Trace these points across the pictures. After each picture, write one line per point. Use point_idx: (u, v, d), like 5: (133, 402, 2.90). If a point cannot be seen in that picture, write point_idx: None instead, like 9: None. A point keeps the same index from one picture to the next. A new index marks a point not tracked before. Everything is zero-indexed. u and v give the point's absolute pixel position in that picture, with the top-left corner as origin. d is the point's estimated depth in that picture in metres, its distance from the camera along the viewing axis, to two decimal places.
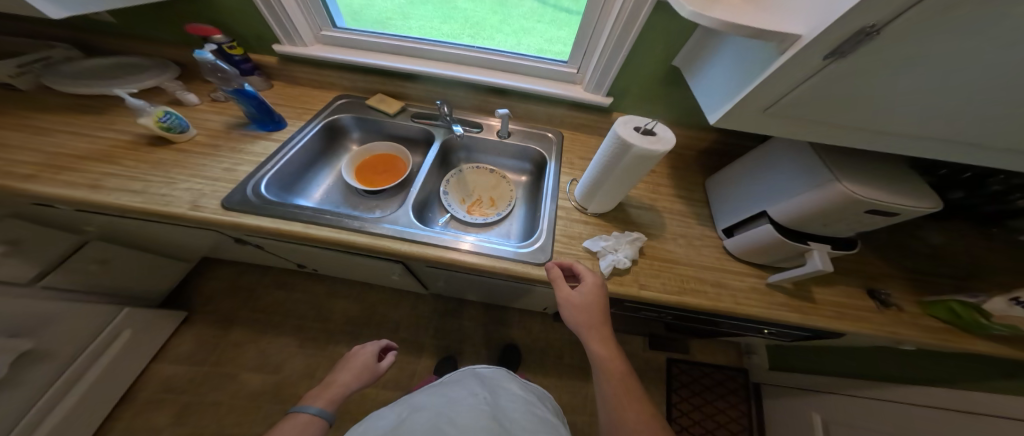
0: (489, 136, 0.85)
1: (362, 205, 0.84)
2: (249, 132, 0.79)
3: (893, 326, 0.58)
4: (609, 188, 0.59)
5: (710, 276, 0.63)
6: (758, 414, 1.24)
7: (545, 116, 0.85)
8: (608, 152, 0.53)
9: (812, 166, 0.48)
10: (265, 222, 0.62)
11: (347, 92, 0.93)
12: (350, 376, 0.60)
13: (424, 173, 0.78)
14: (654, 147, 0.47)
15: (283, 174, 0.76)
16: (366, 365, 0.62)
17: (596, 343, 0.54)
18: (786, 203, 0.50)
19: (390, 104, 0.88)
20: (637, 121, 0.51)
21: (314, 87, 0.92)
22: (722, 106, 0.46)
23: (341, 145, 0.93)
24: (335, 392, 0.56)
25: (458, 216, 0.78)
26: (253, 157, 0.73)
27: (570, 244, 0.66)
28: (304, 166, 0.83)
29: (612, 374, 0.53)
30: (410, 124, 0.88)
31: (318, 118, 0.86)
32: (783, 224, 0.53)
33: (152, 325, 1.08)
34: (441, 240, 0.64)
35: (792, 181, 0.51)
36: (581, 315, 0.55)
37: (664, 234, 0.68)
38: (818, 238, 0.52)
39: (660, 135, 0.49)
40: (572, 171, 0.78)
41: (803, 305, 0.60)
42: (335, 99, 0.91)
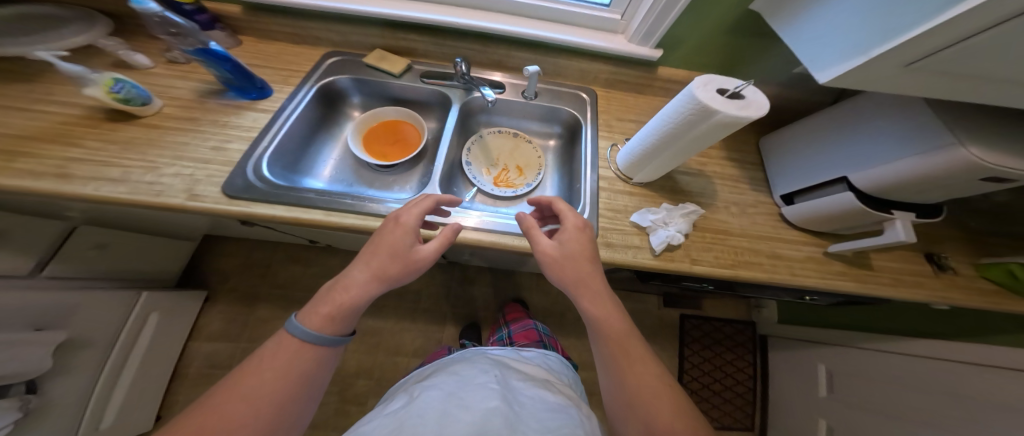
0: (512, 97, 0.73)
1: (377, 182, 0.74)
2: (229, 102, 0.66)
3: (948, 291, 0.57)
4: (669, 156, 0.53)
5: (764, 247, 0.60)
6: (763, 363, 1.32)
7: (577, 73, 0.74)
8: (680, 119, 0.46)
9: (912, 129, 0.43)
10: (279, 212, 0.55)
11: (337, 49, 0.78)
12: (364, 272, 0.45)
13: (445, 143, 0.68)
14: (744, 114, 0.40)
15: (282, 151, 0.66)
16: (394, 253, 0.47)
17: (587, 302, 0.48)
18: (874, 169, 0.46)
19: (395, 61, 0.75)
20: (726, 81, 0.44)
21: (298, 42, 0.77)
22: (842, 65, 0.39)
23: (340, 112, 0.81)
24: (347, 295, 0.44)
25: (486, 189, 0.71)
26: (244, 133, 0.63)
27: (616, 219, 0.60)
28: (306, 140, 0.73)
29: (615, 334, 0.47)
30: (419, 85, 0.75)
31: (310, 81, 0.73)
32: (866, 191, 0.49)
33: (178, 308, 1.06)
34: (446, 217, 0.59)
35: (891, 146, 0.45)
36: (566, 269, 0.49)
37: (715, 203, 0.64)
38: (902, 206, 0.49)
39: (750, 99, 0.42)
40: (612, 135, 0.70)
41: (860, 272, 0.58)
42: (324, 58, 0.76)
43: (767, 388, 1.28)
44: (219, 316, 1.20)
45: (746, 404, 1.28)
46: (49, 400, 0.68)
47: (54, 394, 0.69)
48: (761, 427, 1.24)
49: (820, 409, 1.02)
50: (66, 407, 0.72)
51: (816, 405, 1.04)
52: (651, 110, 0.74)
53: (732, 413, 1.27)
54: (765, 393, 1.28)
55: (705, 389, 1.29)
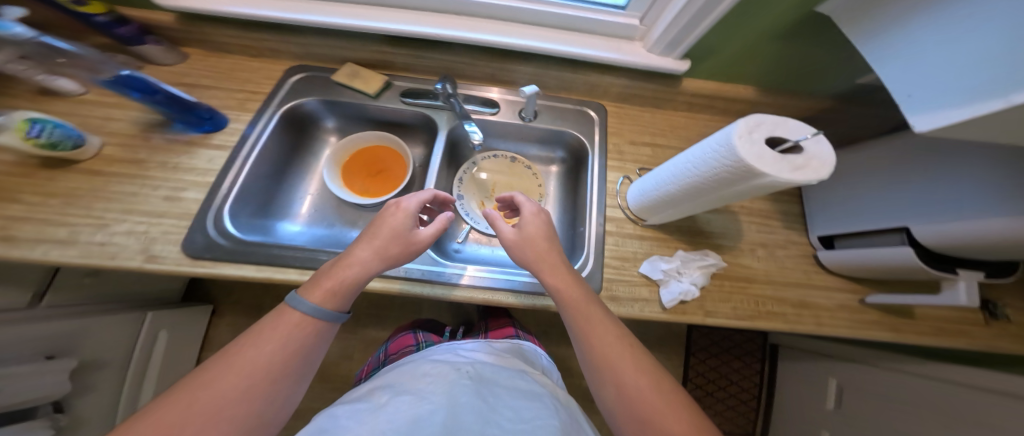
0: (508, 118, 0.64)
1: (360, 221, 0.67)
2: (178, 136, 0.59)
3: (1001, 344, 0.51)
4: (697, 202, 0.45)
5: (792, 295, 0.53)
6: (771, 373, 1.24)
7: (584, 87, 0.64)
8: (716, 172, 0.38)
9: (992, 182, 0.35)
10: (250, 273, 0.49)
11: (304, 62, 0.68)
12: (367, 249, 0.41)
13: (432, 176, 0.60)
14: (797, 177, 0.31)
15: (247, 196, 0.59)
16: (397, 232, 0.42)
17: (547, 275, 0.45)
18: (948, 226, 0.38)
19: (370, 78, 0.65)
20: (790, 129, 0.35)
21: (261, 57, 0.68)
22: (963, 112, 0.26)
23: (312, 138, 0.73)
24: (348, 272, 0.39)
25: (481, 228, 0.64)
26: (199, 177, 0.55)
27: (623, 267, 0.54)
28: (275, 175, 0.66)
29: (580, 303, 0.42)
30: (399, 107, 0.66)
31: (270, 107, 0.64)
32: (929, 247, 0.42)
33: (190, 323, 1.02)
34: (440, 275, 0.53)
35: (954, 200, 0.38)
36: (529, 247, 0.47)
37: (739, 245, 0.57)
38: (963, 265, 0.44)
39: (811, 154, 0.33)
40: (623, 165, 0.61)
41: (899, 323, 0.52)
42: (287, 75, 0.67)
43: (772, 399, 1.21)
44: (229, 327, 1.16)
45: (748, 411, 1.24)
46: (79, 415, 0.68)
47: (83, 408, 0.69)
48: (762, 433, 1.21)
49: (823, 421, 0.93)
50: (98, 418, 0.73)
51: (820, 417, 0.94)
52: (668, 130, 0.65)
53: (733, 419, 1.23)
54: (769, 403, 1.21)
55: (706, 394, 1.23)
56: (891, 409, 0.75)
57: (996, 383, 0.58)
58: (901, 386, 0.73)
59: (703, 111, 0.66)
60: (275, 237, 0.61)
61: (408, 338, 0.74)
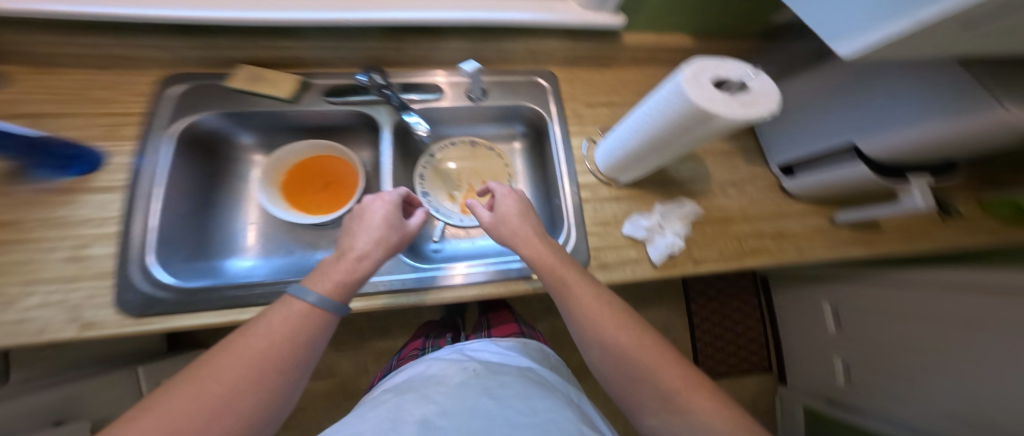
0: (456, 102, 0.60)
1: (323, 240, 0.61)
2: (48, 185, 0.46)
3: (956, 237, 0.55)
4: (660, 153, 0.44)
5: (769, 227, 0.54)
6: (769, 306, 1.21)
7: (527, 55, 0.60)
8: (673, 121, 0.36)
9: (923, 90, 0.37)
10: (210, 319, 0.43)
11: (179, 69, 0.55)
12: (367, 238, 0.38)
13: (387, 175, 0.55)
14: (750, 114, 0.30)
15: (172, 241, 0.50)
16: (389, 221, 0.40)
17: (524, 249, 0.44)
18: (891, 137, 0.40)
19: (278, 80, 0.55)
20: (729, 68, 0.33)
21: (131, 67, 0.53)
22: (879, 33, 0.24)
23: (223, 158, 0.62)
24: (347, 265, 0.37)
25: (455, 221, 0.60)
26: (100, 229, 0.46)
27: (606, 233, 0.52)
28: (197, 209, 0.57)
29: (554, 271, 0.41)
30: (326, 108, 0.57)
31: (157, 131, 0.51)
32: (875, 158, 0.45)
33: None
34: (426, 279, 0.49)
35: (905, 113, 0.39)
36: (506, 226, 0.46)
37: (710, 187, 0.56)
38: (910, 169, 0.46)
39: (756, 89, 0.32)
40: (584, 127, 0.59)
41: (867, 235, 0.54)
42: (162, 89, 0.53)
43: (777, 332, 1.18)
44: None
45: (760, 348, 1.20)
46: None
47: None
48: (778, 365, 1.18)
49: (833, 347, 0.96)
50: None
51: (828, 343, 0.97)
52: (621, 87, 0.63)
53: (748, 357, 1.19)
54: (777, 336, 1.18)
55: (717, 341, 1.19)
56: (894, 323, 0.78)
57: (970, 280, 0.63)
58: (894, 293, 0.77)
59: (651, 62, 0.64)
60: (225, 277, 0.55)
61: (418, 342, 0.70)
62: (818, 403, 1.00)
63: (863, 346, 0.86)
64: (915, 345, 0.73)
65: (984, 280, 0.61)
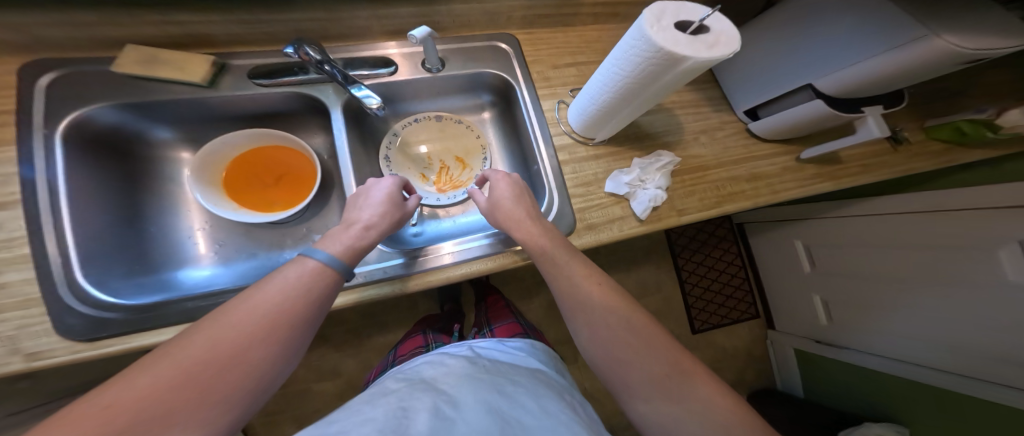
0: (413, 74, 0.55)
1: (288, 238, 0.55)
2: None
3: (907, 162, 0.58)
4: (630, 107, 0.43)
5: (744, 172, 0.55)
6: (749, 252, 1.25)
7: (484, 18, 0.56)
8: (641, 71, 0.34)
9: (881, 25, 0.38)
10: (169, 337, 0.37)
11: (54, 56, 0.44)
12: (371, 211, 0.39)
13: (345, 159, 0.50)
14: (716, 54, 0.29)
15: (100, 260, 0.43)
16: (396, 198, 0.42)
17: (524, 233, 0.41)
18: (844, 74, 0.42)
19: (185, 61, 0.46)
20: (690, 11, 0.32)
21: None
22: None
23: (132, 159, 0.53)
24: (357, 233, 0.37)
25: (433, 201, 0.56)
26: (11, 251, 0.36)
27: (589, 193, 0.50)
28: (120, 220, 0.48)
29: (546, 254, 0.40)
30: (256, 91, 0.50)
31: (43, 130, 0.42)
32: (832, 93, 0.46)
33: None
34: (410, 263, 0.46)
35: (859, 48, 0.40)
36: (502, 213, 0.44)
37: (685, 138, 0.56)
38: (864, 102, 0.47)
39: (717, 31, 0.31)
40: (554, 90, 0.57)
41: (832, 169, 0.57)
42: (27, 80, 0.42)
43: (759, 275, 1.23)
44: None
45: (745, 295, 1.24)
46: None
47: None
48: (765, 311, 1.23)
49: (811, 286, 1.01)
50: None
51: (806, 283, 1.02)
52: (584, 46, 0.61)
53: (737, 306, 1.23)
54: (759, 279, 1.23)
55: (706, 294, 1.22)
56: (862, 253, 0.83)
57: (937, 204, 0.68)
58: (861, 225, 0.82)
59: (611, 20, 0.63)
60: (181, 290, 0.48)
61: (418, 339, 0.61)
62: (808, 344, 1.07)
63: (836, 281, 0.92)
64: (883, 273, 0.80)
65: (949, 203, 0.66)
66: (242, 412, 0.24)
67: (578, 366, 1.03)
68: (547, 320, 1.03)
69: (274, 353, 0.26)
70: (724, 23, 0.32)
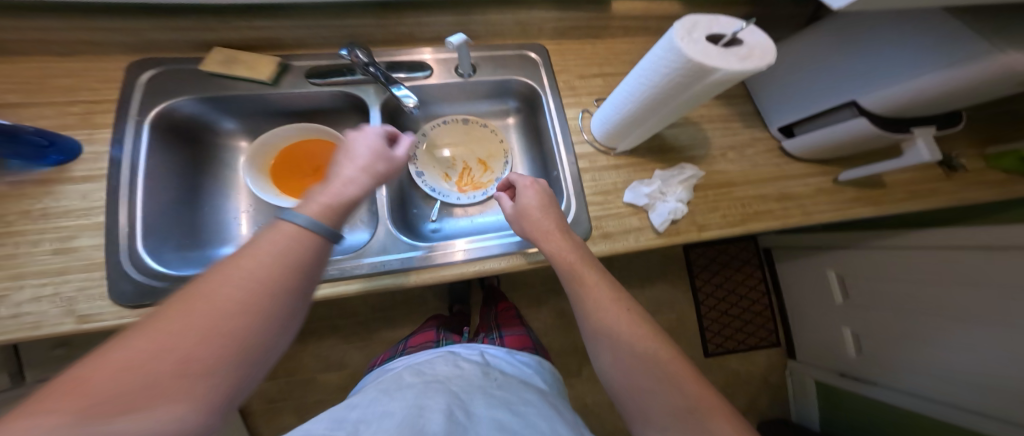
0: (445, 79, 0.58)
1: None
2: (24, 176, 0.43)
3: (962, 191, 0.54)
4: (656, 117, 0.43)
5: (773, 191, 0.53)
6: (773, 278, 1.19)
7: (515, 28, 0.58)
8: (669, 82, 0.35)
9: (927, 41, 0.36)
10: None
11: (148, 55, 0.52)
12: (353, 167, 0.35)
13: None
14: (745, 67, 0.29)
15: (160, 232, 0.48)
16: (376, 149, 0.37)
17: (552, 247, 0.41)
18: (887, 91, 0.40)
19: (255, 62, 0.52)
20: (723, 25, 0.32)
21: (101, 53, 0.50)
22: None
23: (202, 146, 0.59)
24: (337, 190, 0.33)
25: (452, 200, 0.58)
26: (87, 219, 0.43)
27: (607, 202, 0.51)
28: (182, 199, 0.55)
29: (575, 269, 0.40)
30: (309, 89, 0.55)
31: (132, 118, 0.48)
32: (878, 113, 0.43)
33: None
34: (426, 257, 0.48)
35: (904, 63, 0.38)
36: (531, 223, 0.44)
37: (711, 153, 0.55)
38: (916, 122, 0.44)
39: (750, 43, 0.31)
40: (579, 99, 0.58)
41: (874, 193, 0.53)
42: (131, 75, 0.50)
43: (784, 303, 1.16)
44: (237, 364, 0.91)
45: (767, 322, 1.17)
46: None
47: None
48: (787, 340, 1.15)
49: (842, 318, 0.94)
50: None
51: (837, 315, 0.95)
52: (613, 58, 0.61)
53: (755, 332, 1.16)
54: (784, 307, 1.16)
55: (725, 317, 1.15)
56: (903, 287, 0.76)
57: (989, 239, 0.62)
58: (898, 257, 0.77)
59: (641, 33, 0.63)
60: None
61: (430, 334, 0.63)
62: (830, 376, 0.99)
63: (869, 314, 0.85)
64: (920, 306, 0.74)
65: (1000, 238, 0.60)
66: (241, 383, 0.21)
67: (582, 379, 1.01)
68: (554, 329, 1.02)
69: (272, 315, 0.23)
70: (759, 35, 0.32)
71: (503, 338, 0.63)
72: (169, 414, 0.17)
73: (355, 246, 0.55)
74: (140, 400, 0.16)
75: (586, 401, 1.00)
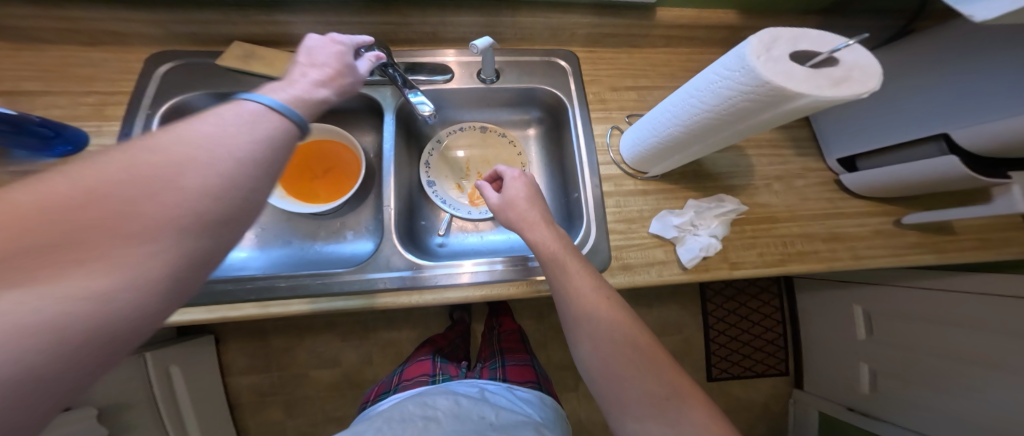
0: (466, 84, 0.54)
1: (321, 231, 0.56)
2: (25, 167, 0.42)
3: None
4: (708, 143, 0.38)
5: (821, 229, 0.47)
6: (791, 307, 1.09)
7: (546, 33, 0.54)
8: (731, 106, 0.30)
9: None
10: (198, 315, 0.41)
11: (167, 48, 0.51)
12: (319, 72, 0.33)
13: (389, 163, 0.50)
14: (840, 93, 0.24)
15: None
16: (340, 60, 0.36)
17: (534, 234, 0.40)
18: (992, 124, 0.34)
19: (274, 58, 0.50)
20: (816, 40, 0.27)
21: (122, 44, 0.49)
22: None
23: None
24: (303, 90, 0.30)
25: (462, 214, 0.56)
26: None
27: (633, 231, 0.47)
28: None
29: (556, 258, 0.38)
30: None
31: (141, 111, 0.47)
32: (970, 151, 0.38)
33: (198, 360, 0.81)
34: (431, 276, 0.45)
35: (1020, 92, 0.32)
36: (513, 210, 0.42)
37: (753, 182, 0.50)
38: (1003, 163, 0.39)
39: (850, 65, 0.26)
40: (609, 114, 0.53)
41: (937, 240, 0.47)
42: (150, 67, 0.49)
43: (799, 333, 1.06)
44: (243, 352, 0.92)
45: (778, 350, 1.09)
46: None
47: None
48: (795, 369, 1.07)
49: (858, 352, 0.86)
50: None
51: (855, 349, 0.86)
52: (650, 70, 0.56)
53: (764, 360, 1.09)
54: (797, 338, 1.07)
55: (732, 343, 1.09)
56: (938, 332, 0.68)
57: None
58: (944, 304, 0.67)
59: (685, 43, 0.57)
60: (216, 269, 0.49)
61: (425, 365, 0.61)
62: (836, 410, 0.92)
63: (896, 357, 0.77)
64: None
65: None
66: (185, 266, 0.18)
67: (580, 394, 0.99)
68: (557, 342, 0.99)
69: (215, 196, 0.19)
70: (863, 53, 0.26)
71: (506, 368, 0.61)
72: (83, 288, 0.14)
73: (358, 256, 0.53)
74: (26, 272, 0.13)
75: (583, 416, 0.98)
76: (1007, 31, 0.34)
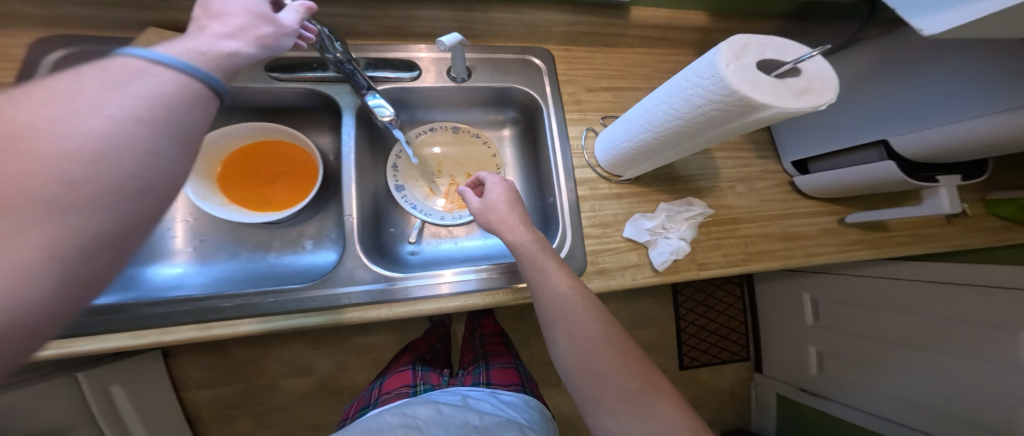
0: (434, 83, 0.51)
1: (274, 240, 0.52)
2: None
3: (961, 238, 0.53)
4: (678, 149, 0.39)
5: (779, 229, 0.50)
6: (751, 296, 1.16)
7: (521, 30, 0.52)
8: (701, 114, 0.30)
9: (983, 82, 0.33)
10: (123, 342, 0.36)
11: (73, 33, 0.43)
12: (231, 24, 0.25)
13: (351, 168, 0.47)
14: (802, 105, 0.25)
15: None
16: (254, 6, 0.27)
17: (513, 236, 0.39)
18: (931, 132, 0.37)
19: None
20: (782, 48, 0.27)
21: (15, 26, 0.42)
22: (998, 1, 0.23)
23: None
24: (214, 47, 0.23)
25: (433, 219, 0.54)
26: None
27: (607, 235, 0.47)
28: None
29: (534, 260, 0.38)
30: (275, 86, 0.48)
31: None
32: (907, 157, 0.42)
33: (145, 379, 0.74)
34: (398, 289, 0.43)
35: (955, 103, 0.35)
36: (493, 212, 0.41)
37: (720, 184, 0.52)
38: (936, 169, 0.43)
39: (810, 75, 0.26)
40: (584, 116, 0.53)
41: (877, 236, 0.52)
42: (42, 55, 0.42)
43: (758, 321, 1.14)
44: (198, 368, 0.85)
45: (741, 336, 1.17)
46: None
47: None
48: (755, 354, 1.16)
49: (806, 337, 0.94)
50: None
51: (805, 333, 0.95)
52: (625, 71, 0.56)
53: (728, 346, 1.17)
54: (756, 324, 1.15)
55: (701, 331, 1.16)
56: (873, 316, 0.77)
57: None
58: (882, 288, 0.75)
59: (659, 44, 0.57)
60: (145, 289, 0.45)
61: (406, 375, 0.59)
62: (790, 391, 1.01)
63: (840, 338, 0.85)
64: None
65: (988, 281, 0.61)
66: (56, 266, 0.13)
67: (560, 388, 1.01)
68: (537, 339, 1.00)
69: (114, 169, 0.14)
70: (820, 64, 0.27)
71: (490, 372, 0.60)
72: None
73: (318, 267, 0.50)
74: None
75: (564, 409, 1.01)
76: (942, 47, 0.36)
